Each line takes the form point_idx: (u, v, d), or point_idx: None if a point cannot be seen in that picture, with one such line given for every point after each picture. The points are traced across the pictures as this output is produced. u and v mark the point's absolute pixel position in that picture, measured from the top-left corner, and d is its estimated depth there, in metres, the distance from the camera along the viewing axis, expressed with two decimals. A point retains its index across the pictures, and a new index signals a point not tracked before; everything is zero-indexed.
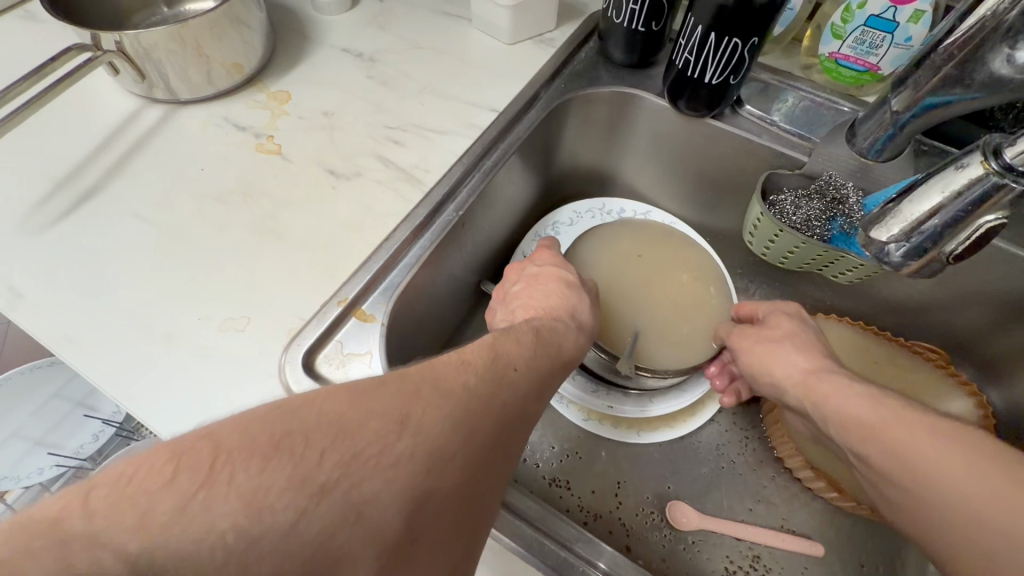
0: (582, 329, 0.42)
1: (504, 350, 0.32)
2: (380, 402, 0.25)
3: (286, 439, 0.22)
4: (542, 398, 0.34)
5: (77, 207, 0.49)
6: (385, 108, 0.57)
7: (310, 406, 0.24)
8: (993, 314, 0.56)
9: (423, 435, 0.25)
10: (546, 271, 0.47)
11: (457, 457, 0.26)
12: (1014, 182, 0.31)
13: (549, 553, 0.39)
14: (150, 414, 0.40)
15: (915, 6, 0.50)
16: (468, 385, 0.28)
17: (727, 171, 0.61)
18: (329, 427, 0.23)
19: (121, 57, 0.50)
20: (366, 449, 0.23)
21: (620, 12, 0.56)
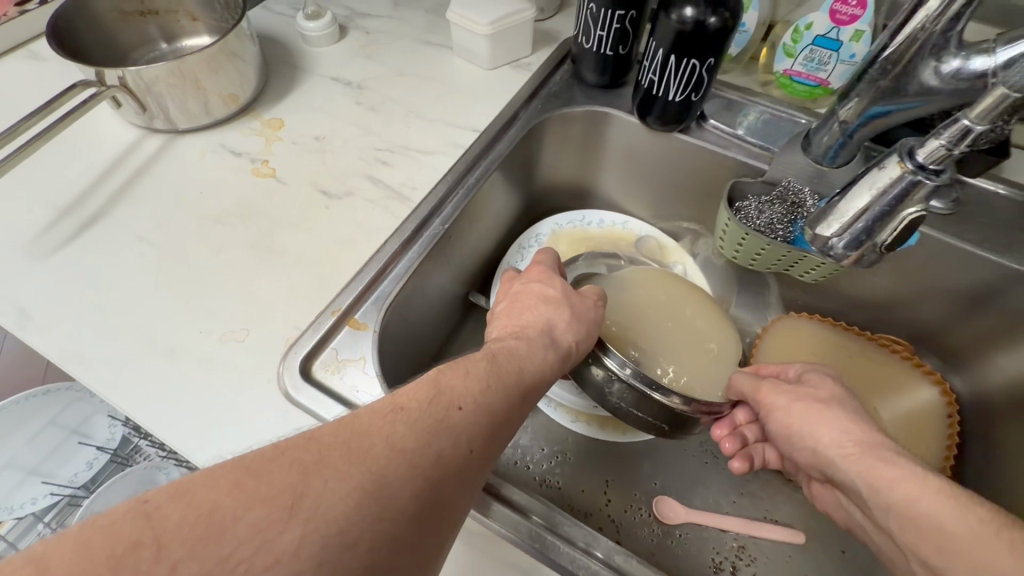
0: (555, 347, 0.42)
1: (448, 389, 0.33)
2: (269, 484, 0.25)
3: (136, 551, 0.22)
4: (493, 442, 0.33)
5: (81, 232, 0.51)
6: (373, 132, 0.61)
7: (177, 503, 0.23)
8: (949, 306, 0.60)
9: (315, 518, 0.25)
10: (529, 288, 0.48)
11: (361, 541, 0.25)
12: (927, 178, 0.35)
13: (539, 540, 0.42)
14: (155, 422, 0.42)
15: (855, 26, 0.55)
16: (392, 441, 0.28)
17: (696, 181, 0.66)
18: (188, 532, 0.23)
19: (123, 91, 0.53)
20: (233, 554, 0.23)
21: (589, 38, 0.60)
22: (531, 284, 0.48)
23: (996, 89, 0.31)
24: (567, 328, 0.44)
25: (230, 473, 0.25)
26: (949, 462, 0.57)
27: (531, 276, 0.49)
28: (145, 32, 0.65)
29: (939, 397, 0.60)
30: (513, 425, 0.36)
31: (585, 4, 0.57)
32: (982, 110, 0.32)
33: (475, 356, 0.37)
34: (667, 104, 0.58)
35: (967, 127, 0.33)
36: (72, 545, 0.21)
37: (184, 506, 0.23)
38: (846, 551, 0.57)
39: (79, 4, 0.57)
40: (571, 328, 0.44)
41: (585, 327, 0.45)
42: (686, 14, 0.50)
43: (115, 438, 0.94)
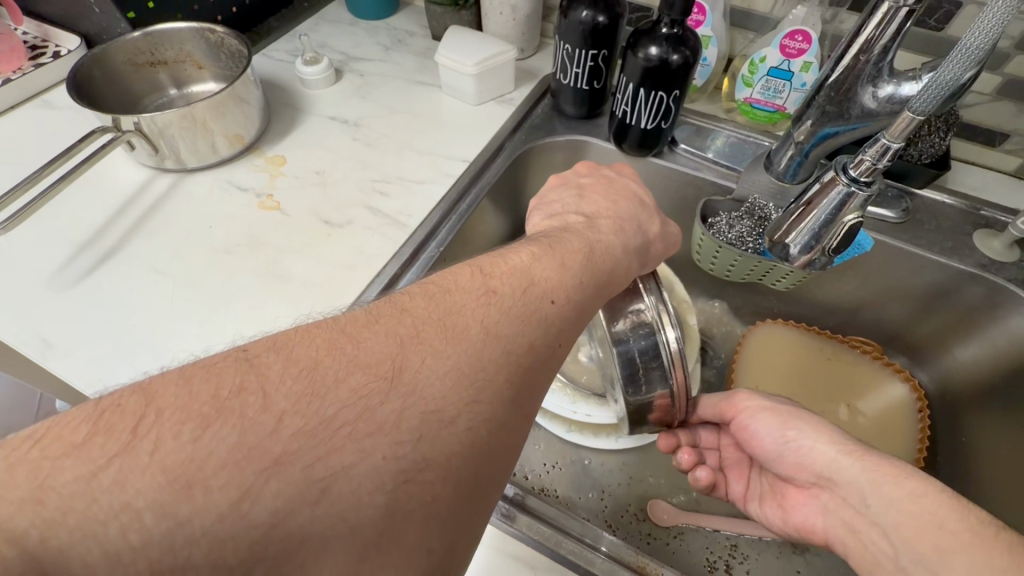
0: (639, 240, 0.46)
1: (542, 280, 0.36)
2: (367, 352, 0.29)
3: (242, 394, 0.26)
4: (574, 331, 0.37)
5: (98, 265, 0.55)
6: (370, 165, 0.66)
7: (276, 354, 0.28)
8: (910, 307, 0.64)
9: (414, 393, 0.28)
10: (619, 182, 0.50)
11: (458, 419, 0.29)
12: (859, 190, 0.41)
13: (540, 533, 0.44)
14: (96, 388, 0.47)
15: (803, 58, 0.61)
16: (487, 324, 0.32)
17: (673, 200, 0.71)
18: (292, 388, 0.26)
19: (138, 135, 0.57)
20: (339, 414, 0.27)
21: (566, 75, 0.66)
22: (620, 178, 0.51)
23: (905, 113, 0.37)
24: (654, 236, 0.48)
25: (322, 332, 0.30)
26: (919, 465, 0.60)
27: (621, 172, 0.53)
28: (156, 80, 0.70)
29: (909, 393, 0.64)
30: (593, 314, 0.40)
31: (562, 45, 0.64)
32: (897, 132, 0.37)
33: (572, 247, 0.40)
34: (641, 131, 0.63)
35: (887, 144, 0.38)
36: (174, 383, 0.25)
37: (285, 356, 0.28)
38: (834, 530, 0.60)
39: (97, 56, 0.62)
40: (656, 237, 0.48)
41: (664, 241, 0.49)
42: (652, 52, 0.56)
43: None
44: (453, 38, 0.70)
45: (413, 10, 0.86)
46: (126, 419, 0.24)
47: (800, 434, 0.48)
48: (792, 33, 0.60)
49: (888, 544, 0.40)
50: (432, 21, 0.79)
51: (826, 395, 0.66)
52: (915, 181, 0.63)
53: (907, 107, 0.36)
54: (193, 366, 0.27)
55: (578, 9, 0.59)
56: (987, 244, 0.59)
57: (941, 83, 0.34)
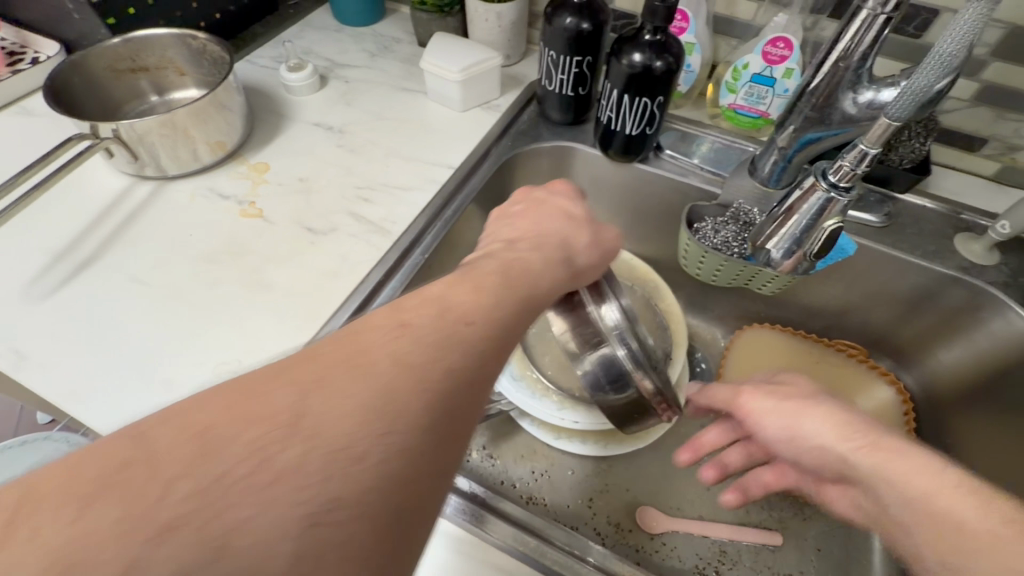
0: (568, 265, 0.42)
1: (455, 306, 0.33)
2: (264, 405, 0.25)
3: (125, 470, 0.22)
4: (506, 353, 0.34)
5: (74, 276, 0.54)
6: (355, 172, 0.65)
7: (166, 427, 0.24)
8: (894, 309, 0.65)
9: (316, 435, 0.25)
10: (552, 200, 0.46)
11: (370, 454, 0.26)
12: (839, 195, 0.41)
13: (517, 539, 0.44)
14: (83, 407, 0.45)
15: (785, 65, 0.62)
16: (396, 355, 0.29)
17: (659, 206, 0.71)
18: (183, 452, 0.23)
19: (116, 142, 0.56)
20: (231, 471, 0.23)
21: (551, 81, 0.66)
22: (555, 192, 0.47)
23: (881, 119, 0.37)
24: (590, 244, 0.44)
25: (228, 388, 0.26)
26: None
27: (552, 184, 0.48)
28: (138, 87, 0.69)
29: (895, 395, 0.64)
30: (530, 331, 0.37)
31: (546, 51, 0.64)
32: (875, 134, 0.37)
33: (488, 270, 0.37)
34: (625, 137, 0.63)
35: (864, 149, 0.39)
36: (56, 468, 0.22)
37: (175, 429, 0.24)
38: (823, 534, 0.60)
39: (76, 63, 0.61)
40: (594, 247, 0.44)
41: (607, 249, 0.46)
42: (635, 59, 0.56)
43: None
44: (438, 45, 0.70)
45: (399, 17, 0.86)
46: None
47: None
48: (774, 40, 0.61)
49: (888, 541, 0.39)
50: (418, 28, 0.79)
51: None
52: (896, 185, 0.63)
53: (883, 114, 0.36)
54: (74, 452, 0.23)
55: (562, 16, 0.60)
56: (968, 247, 0.60)
57: (914, 90, 0.35)
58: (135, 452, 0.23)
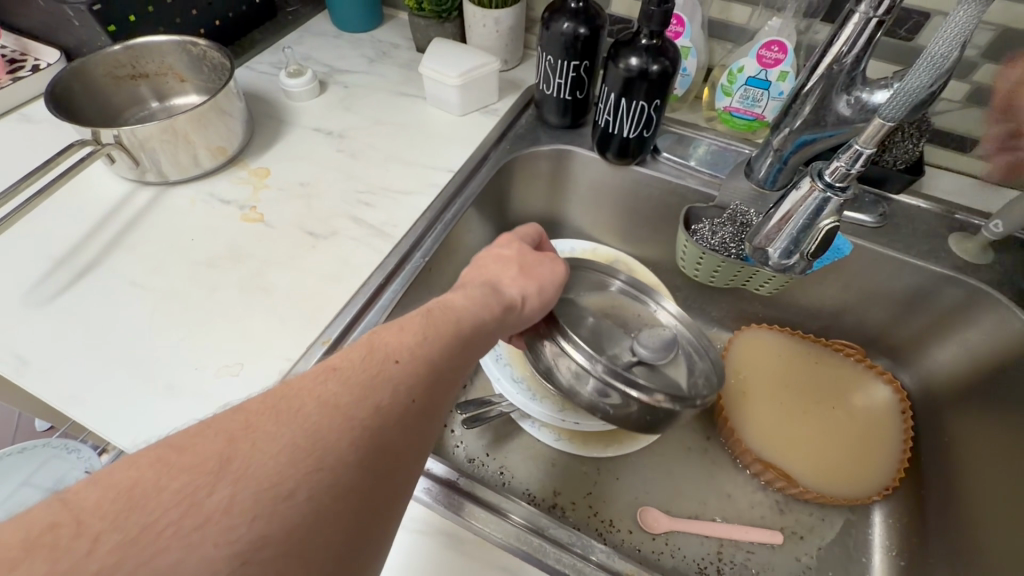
0: (499, 299, 0.44)
1: (383, 346, 0.36)
2: (191, 455, 0.28)
3: (53, 531, 0.24)
4: (435, 389, 0.36)
5: (75, 281, 0.54)
6: (355, 176, 0.66)
7: (94, 486, 0.26)
8: (889, 307, 0.65)
9: (243, 476, 0.28)
10: (490, 253, 0.51)
11: (298, 491, 0.28)
12: (835, 194, 0.41)
13: (501, 529, 0.45)
14: (86, 413, 0.45)
15: (780, 68, 0.63)
16: (324, 398, 0.32)
17: (656, 208, 0.72)
18: (107, 507, 0.25)
19: (118, 148, 0.57)
20: (161, 518, 0.25)
21: (549, 86, 0.67)
22: (492, 250, 0.51)
23: (875, 120, 0.38)
24: (512, 283, 0.47)
25: (151, 451, 0.28)
26: (901, 471, 0.61)
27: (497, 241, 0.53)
28: (138, 93, 0.69)
29: (893, 395, 0.65)
30: (458, 371, 0.39)
31: (544, 55, 0.64)
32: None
33: (412, 314, 0.40)
34: (623, 140, 0.64)
35: (859, 150, 0.39)
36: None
37: (103, 487, 0.26)
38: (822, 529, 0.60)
39: (76, 69, 0.61)
40: (516, 282, 0.47)
41: (532, 281, 0.48)
42: (632, 63, 0.57)
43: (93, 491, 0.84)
44: (437, 50, 0.71)
45: (397, 23, 0.87)
46: None
47: None
48: (769, 44, 0.62)
49: None
50: (417, 34, 0.79)
51: (811, 402, 0.66)
52: (890, 187, 0.64)
53: (877, 114, 0.37)
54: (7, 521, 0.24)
55: (560, 21, 0.60)
56: (963, 246, 0.61)
57: (907, 91, 0.36)
58: (60, 514, 0.25)
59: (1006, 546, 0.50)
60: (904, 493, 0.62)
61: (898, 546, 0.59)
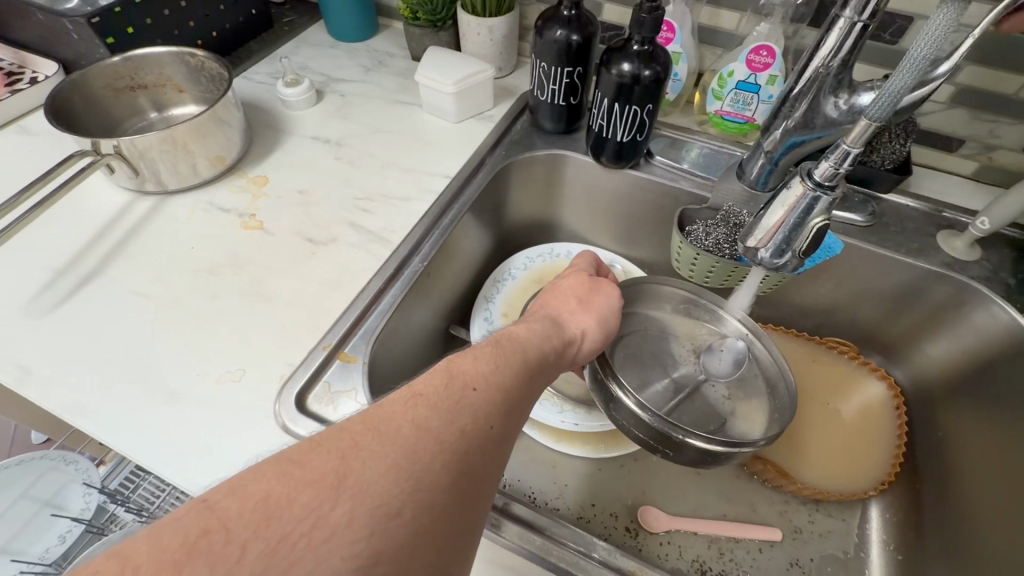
0: (560, 335, 0.46)
1: (460, 372, 0.37)
2: (312, 470, 0.29)
3: (206, 537, 0.26)
4: (509, 414, 0.37)
5: (77, 290, 0.54)
6: (353, 183, 0.66)
7: (233, 497, 0.28)
8: (881, 304, 0.67)
9: (359, 494, 0.29)
10: (554, 288, 0.53)
11: (404, 510, 0.29)
12: (824, 192, 0.42)
13: (533, 542, 0.44)
14: (91, 421, 0.46)
15: (768, 72, 0.64)
16: (417, 421, 0.33)
17: (650, 210, 0.73)
18: (248, 517, 0.27)
19: (117, 158, 0.57)
20: (293, 531, 0.27)
21: (543, 92, 0.68)
22: (556, 284, 0.53)
23: (860, 120, 0.39)
24: (572, 318, 0.49)
25: (273, 465, 0.30)
26: (896, 468, 0.63)
27: (561, 275, 0.55)
28: (136, 105, 0.70)
29: (886, 391, 0.67)
30: (526, 399, 0.40)
31: (538, 63, 0.65)
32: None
33: (482, 344, 0.41)
34: (617, 144, 0.65)
35: (846, 150, 0.41)
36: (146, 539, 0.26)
37: (240, 497, 0.28)
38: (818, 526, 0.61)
39: (76, 82, 0.62)
40: (576, 317, 0.49)
41: (592, 314, 0.50)
42: (624, 68, 0.58)
43: (89, 506, 0.85)
44: (432, 58, 0.72)
45: (392, 32, 0.88)
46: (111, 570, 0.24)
47: None
48: (757, 49, 0.63)
49: None
50: (412, 43, 0.81)
51: (818, 408, 0.67)
52: (879, 186, 0.66)
53: (862, 115, 0.39)
54: (161, 521, 0.27)
55: (553, 29, 0.61)
56: (950, 244, 0.62)
57: (889, 93, 0.37)
58: (210, 520, 0.27)
59: (1006, 541, 0.51)
60: (900, 488, 0.62)
61: (895, 541, 0.59)
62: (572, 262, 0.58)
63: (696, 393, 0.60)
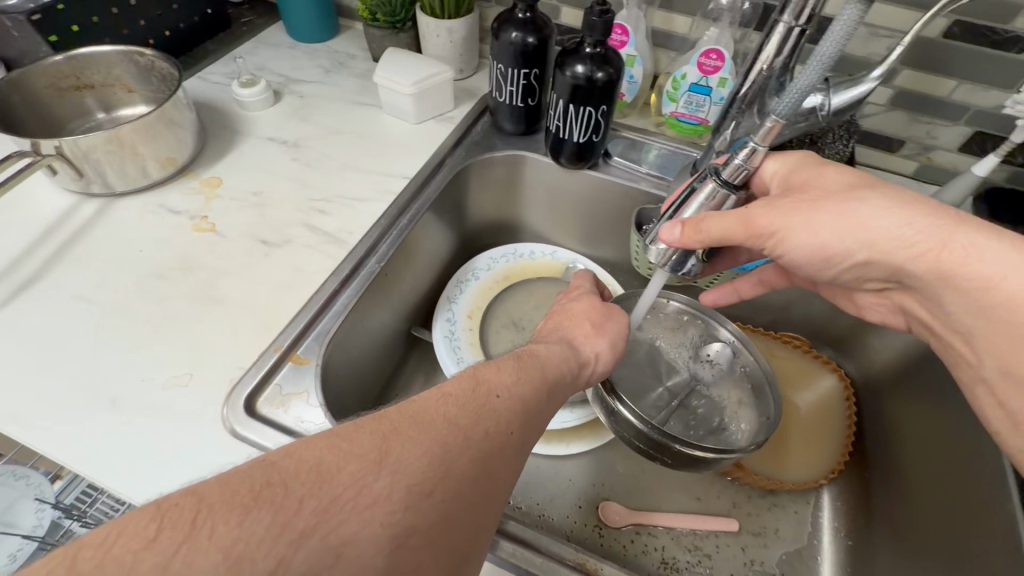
0: (575, 355, 0.46)
1: (487, 380, 0.37)
2: (358, 445, 0.30)
3: (269, 488, 0.27)
4: (531, 422, 0.38)
5: (16, 296, 0.52)
6: (310, 184, 0.66)
7: (291, 458, 0.29)
8: (828, 300, 0.69)
9: (400, 471, 0.30)
10: (570, 305, 0.54)
11: (434, 492, 0.30)
12: (728, 190, 0.44)
13: (531, 562, 0.42)
14: (28, 429, 0.44)
15: (719, 75, 0.66)
16: (447, 417, 0.33)
17: (609, 211, 0.74)
18: (304, 477, 0.28)
19: (60, 160, 0.55)
20: (342, 494, 0.28)
21: (502, 93, 0.69)
22: (570, 302, 0.54)
23: (770, 119, 0.41)
24: (587, 339, 0.49)
25: (323, 437, 0.30)
26: (846, 457, 0.65)
27: (571, 295, 0.56)
28: (83, 105, 0.68)
29: (838, 383, 0.69)
30: (545, 413, 0.40)
31: (495, 64, 0.66)
32: (1002, 150, 0.56)
33: (506, 356, 0.41)
34: (575, 144, 0.66)
35: (754, 147, 0.42)
36: (219, 480, 0.27)
37: (296, 459, 0.29)
38: (781, 530, 0.62)
39: (16, 80, 0.60)
40: (591, 339, 0.49)
41: (605, 337, 0.50)
42: (578, 70, 0.59)
43: (41, 524, 0.71)
44: (390, 60, 0.71)
45: (353, 34, 0.87)
46: (184, 514, 0.25)
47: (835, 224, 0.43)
48: (707, 52, 0.65)
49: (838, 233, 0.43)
50: (372, 44, 0.80)
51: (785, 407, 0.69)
52: None
53: (770, 113, 0.41)
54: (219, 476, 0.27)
55: (508, 31, 0.62)
56: None
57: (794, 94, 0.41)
58: (271, 474, 0.28)
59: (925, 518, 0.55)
60: (849, 477, 0.65)
61: (845, 527, 0.62)
62: (573, 283, 0.58)
63: (689, 400, 0.62)
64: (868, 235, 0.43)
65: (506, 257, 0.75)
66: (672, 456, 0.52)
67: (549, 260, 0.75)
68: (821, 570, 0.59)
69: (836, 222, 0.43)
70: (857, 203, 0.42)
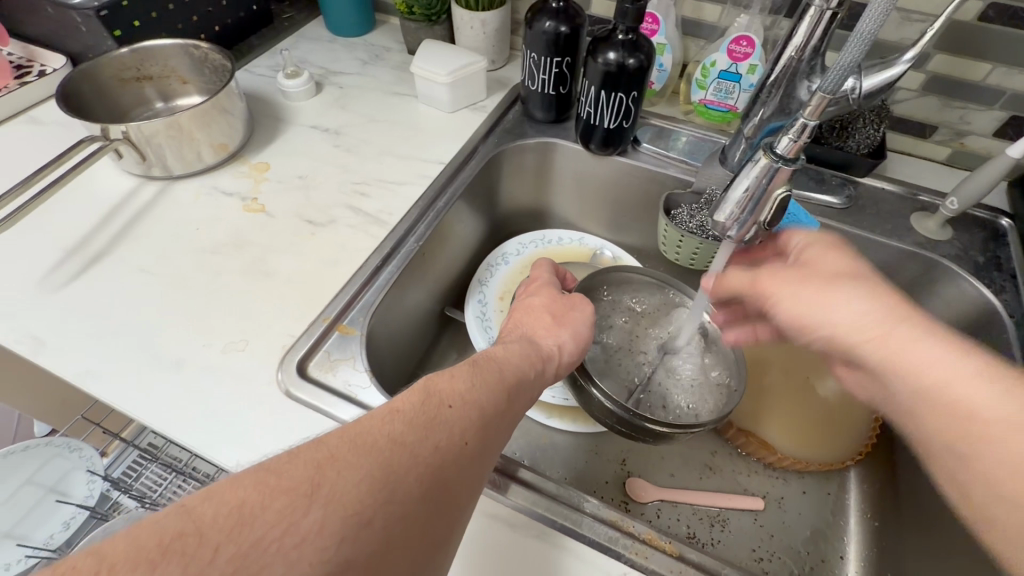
0: (533, 344, 0.48)
1: (441, 390, 0.37)
2: (288, 479, 0.29)
3: (181, 539, 0.25)
4: (488, 431, 0.38)
5: (89, 268, 0.57)
6: (351, 169, 0.69)
7: (209, 503, 0.27)
8: None
9: (334, 502, 0.29)
10: (535, 300, 0.55)
11: (375, 519, 0.29)
12: (786, 165, 0.45)
13: (564, 515, 0.44)
14: (99, 384, 0.48)
15: (749, 62, 0.67)
16: (393, 435, 0.33)
17: (638, 197, 0.75)
18: (223, 521, 0.26)
19: (126, 143, 0.60)
20: (265, 535, 0.27)
21: (534, 82, 0.71)
22: (528, 299, 0.56)
23: (816, 95, 0.41)
24: (547, 335, 0.51)
25: (252, 474, 0.29)
26: (873, 439, 0.65)
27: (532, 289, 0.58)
28: (143, 94, 0.73)
29: None
30: (501, 420, 0.40)
31: (528, 53, 0.68)
32: None
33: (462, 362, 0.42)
34: (605, 131, 0.68)
35: (805, 122, 0.42)
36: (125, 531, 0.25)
37: (216, 503, 0.27)
38: (785, 502, 0.63)
39: (86, 72, 0.65)
40: (552, 333, 0.51)
41: (567, 330, 0.52)
42: (610, 57, 0.61)
43: (92, 494, 0.76)
44: (427, 51, 0.74)
45: (387, 27, 0.91)
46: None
47: (812, 305, 0.42)
48: (737, 39, 0.66)
49: (811, 306, 0.42)
50: (407, 36, 0.83)
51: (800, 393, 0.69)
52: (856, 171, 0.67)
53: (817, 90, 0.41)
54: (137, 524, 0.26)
55: (542, 20, 0.64)
56: (922, 224, 0.63)
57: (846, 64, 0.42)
58: (186, 524, 0.26)
59: None
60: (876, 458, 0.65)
61: (873, 510, 0.62)
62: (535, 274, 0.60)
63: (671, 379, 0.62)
64: (840, 315, 0.40)
65: (540, 241, 0.77)
66: (652, 435, 0.53)
67: (580, 249, 0.77)
68: (845, 550, 0.60)
69: (813, 301, 0.42)
70: (838, 289, 0.41)
